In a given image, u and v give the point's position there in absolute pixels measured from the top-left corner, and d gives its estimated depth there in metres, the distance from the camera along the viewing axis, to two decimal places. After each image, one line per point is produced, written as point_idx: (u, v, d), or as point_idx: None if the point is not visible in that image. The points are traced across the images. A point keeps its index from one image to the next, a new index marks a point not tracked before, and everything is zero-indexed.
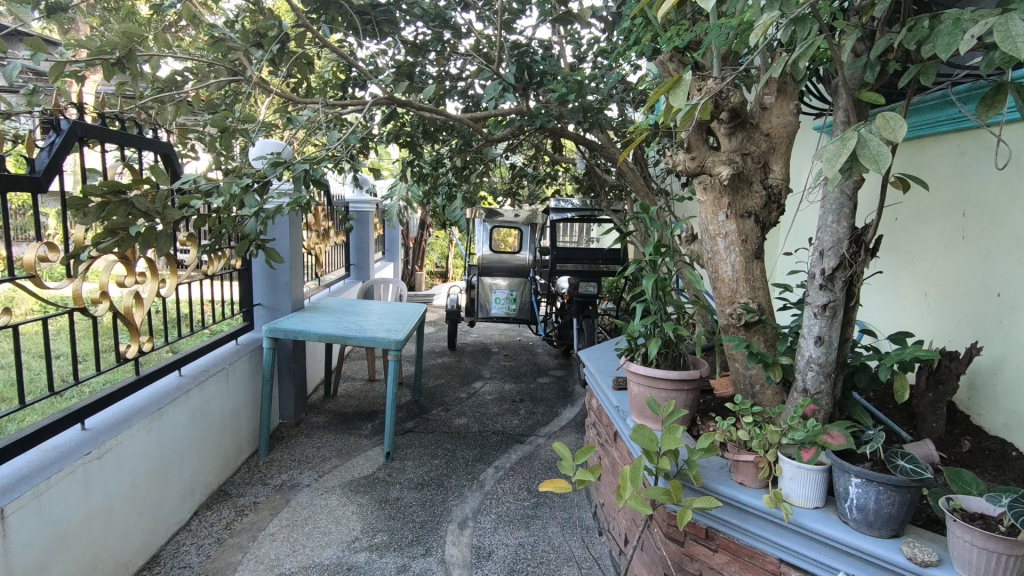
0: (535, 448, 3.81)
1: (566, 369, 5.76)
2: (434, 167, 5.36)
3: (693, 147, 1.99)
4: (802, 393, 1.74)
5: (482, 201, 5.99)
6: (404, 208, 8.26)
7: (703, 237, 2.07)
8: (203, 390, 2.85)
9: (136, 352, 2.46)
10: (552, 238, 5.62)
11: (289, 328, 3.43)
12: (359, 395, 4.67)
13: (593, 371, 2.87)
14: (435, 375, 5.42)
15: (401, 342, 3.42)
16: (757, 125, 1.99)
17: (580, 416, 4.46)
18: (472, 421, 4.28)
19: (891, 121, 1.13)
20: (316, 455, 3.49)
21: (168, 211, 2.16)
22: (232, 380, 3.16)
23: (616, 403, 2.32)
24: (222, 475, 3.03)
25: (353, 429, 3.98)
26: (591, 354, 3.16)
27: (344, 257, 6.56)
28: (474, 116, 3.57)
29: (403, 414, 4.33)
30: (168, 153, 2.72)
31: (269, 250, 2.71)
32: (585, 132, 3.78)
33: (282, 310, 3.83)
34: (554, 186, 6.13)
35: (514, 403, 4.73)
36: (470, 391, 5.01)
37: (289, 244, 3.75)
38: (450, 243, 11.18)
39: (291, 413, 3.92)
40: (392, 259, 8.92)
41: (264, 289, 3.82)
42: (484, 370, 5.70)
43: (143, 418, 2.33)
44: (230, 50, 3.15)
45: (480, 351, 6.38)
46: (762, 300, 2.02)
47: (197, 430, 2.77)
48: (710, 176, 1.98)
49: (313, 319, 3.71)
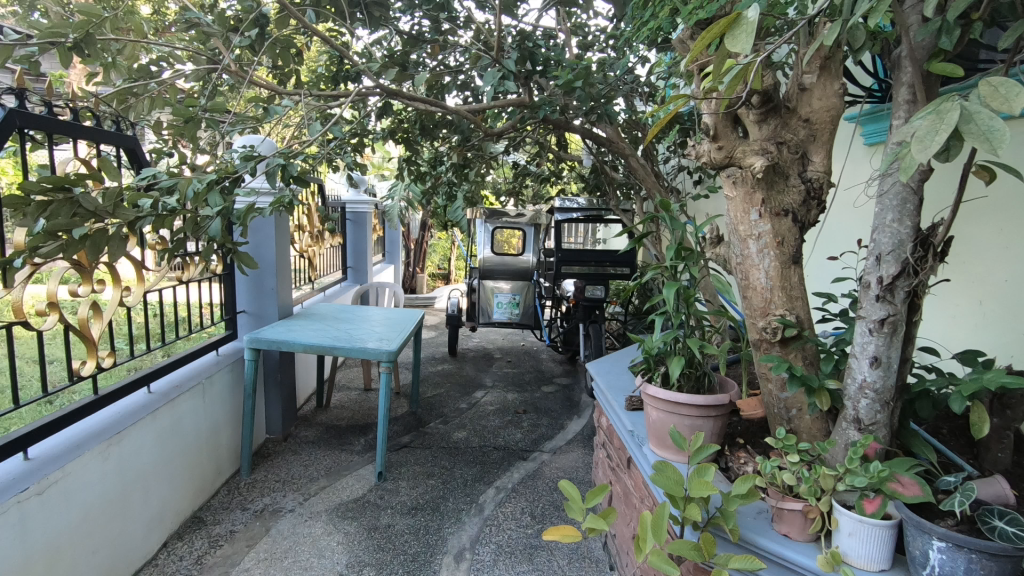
0: (539, 466, 3.54)
1: (572, 377, 5.49)
2: (432, 165, 5.10)
3: (720, 135, 1.72)
4: (856, 425, 1.47)
5: (483, 201, 5.75)
6: (404, 209, 8.02)
7: (731, 239, 1.80)
8: (175, 408, 2.60)
9: (93, 369, 2.20)
10: (558, 239, 5.19)
11: (272, 338, 3.17)
12: (353, 407, 4.42)
13: (603, 386, 2.60)
14: (434, 383, 5.16)
15: (394, 354, 3.14)
16: (794, 110, 1.72)
17: (587, 430, 4.19)
18: (473, 434, 4.02)
19: (1002, 87, 0.86)
20: (303, 475, 3.24)
21: (120, 209, 1.89)
22: (209, 396, 2.91)
23: (631, 427, 2.06)
24: (198, 499, 2.78)
25: (345, 444, 3.73)
26: (601, 366, 2.89)
27: (340, 259, 6.32)
28: (473, 108, 3.31)
29: (399, 427, 4.08)
30: (133, 148, 2.48)
31: (243, 258, 2.44)
32: (592, 125, 3.52)
33: (267, 318, 3.59)
34: (558, 186, 5.86)
35: (517, 414, 4.46)
36: (471, 401, 4.74)
37: (274, 248, 3.50)
38: (452, 245, 10.96)
39: (278, 428, 3.67)
40: (392, 261, 8.67)
41: (249, 295, 3.58)
42: (487, 378, 5.43)
43: (98, 445, 2.08)
44: (207, 37, 2.92)
45: (482, 357, 6.11)
46: (801, 311, 1.74)
47: (166, 452, 2.51)
48: (740, 169, 1.71)
49: (302, 327, 3.46)
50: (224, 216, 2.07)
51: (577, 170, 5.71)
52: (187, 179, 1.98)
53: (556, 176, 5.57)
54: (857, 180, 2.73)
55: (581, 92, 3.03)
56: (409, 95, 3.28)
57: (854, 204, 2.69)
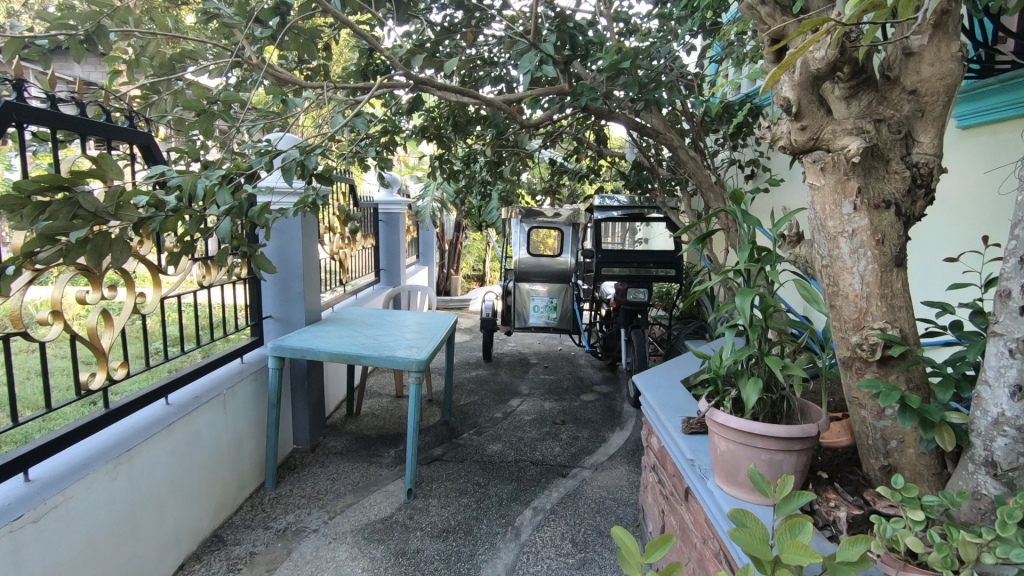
0: (580, 484, 3.28)
1: (613, 385, 5.19)
2: (466, 163, 4.91)
3: (804, 112, 1.43)
4: (989, 470, 1.17)
5: (518, 200, 5.51)
6: (438, 209, 7.87)
7: (816, 237, 1.51)
8: (192, 422, 2.45)
9: (103, 381, 2.06)
10: (597, 239, 4.91)
11: (297, 345, 2.99)
12: (384, 415, 4.25)
13: (653, 404, 2.33)
14: (468, 390, 4.97)
15: (424, 363, 2.92)
16: (896, 81, 1.43)
17: (630, 443, 3.91)
18: (508, 447, 3.79)
19: None
20: (330, 490, 3.07)
21: (122, 210, 1.71)
22: (230, 408, 2.76)
23: (691, 455, 1.78)
24: (218, 517, 2.63)
25: (374, 456, 3.55)
26: (649, 380, 2.62)
27: (373, 261, 6.20)
28: (508, 98, 3.09)
29: (431, 438, 3.89)
30: (149, 145, 2.33)
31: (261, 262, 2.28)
32: (636, 115, 3.24)
33: (294, 323, 3.45)
34: (597, 184, 5.59)
35: (554, 425, 4.20)
36: (506, 410, 4.51)
37: (302, 252, 3.35)
38: (487, 246, 10.79)
39: (306, 438, 3.52)
40: (426, 263, 8.53)
41: (276, 299, 3.45)
42: (523, 385, 5.18)
43: (105, 464, 1.93)
44: (229, 29, 2.78)
45: (518, 363, 5.88)
46: (905, 324, 1.44)
47: (182, 469, 2.37)
48: (829, 153, 1.42)
49: (329, 333, 3.29)
50: (231, 215, 1.89)
51: (617, 167, 5.43)
52: (195, 176, 1.80)
53: (594, 173, 5.30)
54: (1000, 162, 2.11)
55: (623, 75, 2.76)
56: (439, 85, 3.07)
57: (979, 193, 2.23)
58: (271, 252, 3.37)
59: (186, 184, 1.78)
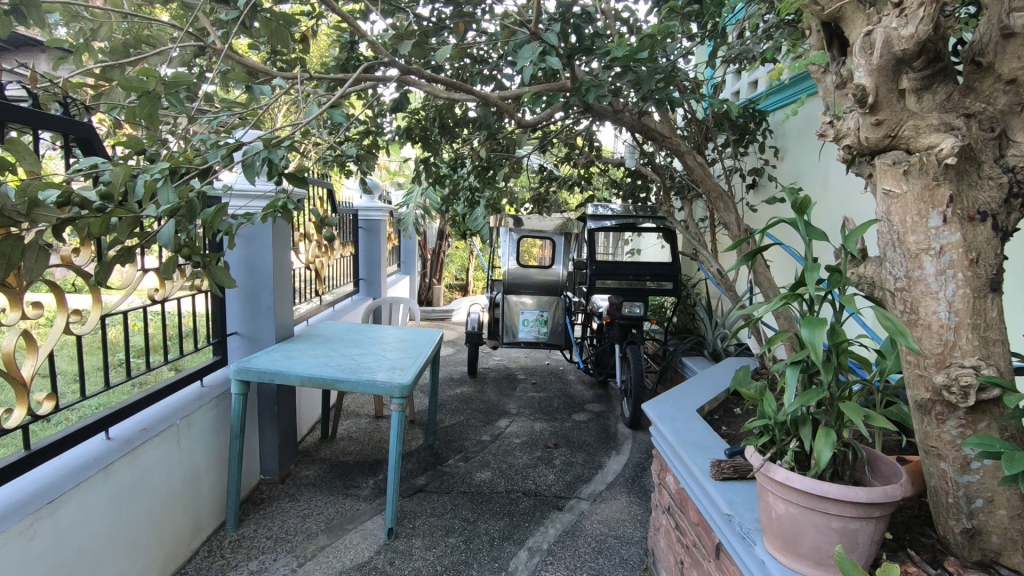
0: (578, 518, 3.00)
1: (606, 403, 4.92)
2: (452, 167, 4.63)
3: (881, 104, 1.19)
4: None
5: (506, 207, 5.24)
6: (421, 217, 7.56)
7: (889, 254, 1.26)
8: (137, 461, 2.10)
9: (23, 418, 1.72)
10: (592, 250, 4.63)
11: (264, 367, 2.66)
12: (363, 438, 3.92)
13: (669, 439, 2.05)
14: (452, 409, 4.66)
15: (408, 388, 2.61)
16: (988, 69, 1.21)
17: (629, 469, 3.64)
18: (498, 475, 3.49)
19: None
20: (300, 530, 2.73)
21: (38, 210, 1.33)
22: (185, 442, 2.42)
23: (728, 510, 1.50)
24: (168, 568, 2.28)
25: (351, 487, 3.22)
26: (661, 410, 2.34)
27: (352, 270, 5.86)
28: (502, 95, 2.82)
29: (414, 465, 3.57)
30: (88, 139, 2.00)
31: (216, 276, 1.86)
32: (641, 117, 2.99)
33: (263, 341, 3.12)
34: (589, 192, 5.36)
35: (546, 449, 3.91)
36: (494, 432, 4.21)
37: (273, 261, 3.04)
38: (471, 254, 10.50)
39: (275, 468, 3.17)
40: (408, 272, 8.22)
41: (243, 313, 3.11)
42: (510, 404, 4.88)
43: (19, 523, 1.59)
44: (191, 11, 2.47)
45: (505, 379, 5.58)
46: (999, 361, 1.20)
47: (122, 518, 2.02)
48: (912, 153, 1.18)
49: (301, 353, 2.96)
50: (177, 218, 1.56)
51: (609, 174, 5.21)
52: (128, 169, 1.44)
53: (586, 181, 5.08)
54: None
55: (632, 72, 2.52)
56: (430, 77, 2.81)
57: None
58: (238, 261, 3.04)
59: (117, 178, 1.43)
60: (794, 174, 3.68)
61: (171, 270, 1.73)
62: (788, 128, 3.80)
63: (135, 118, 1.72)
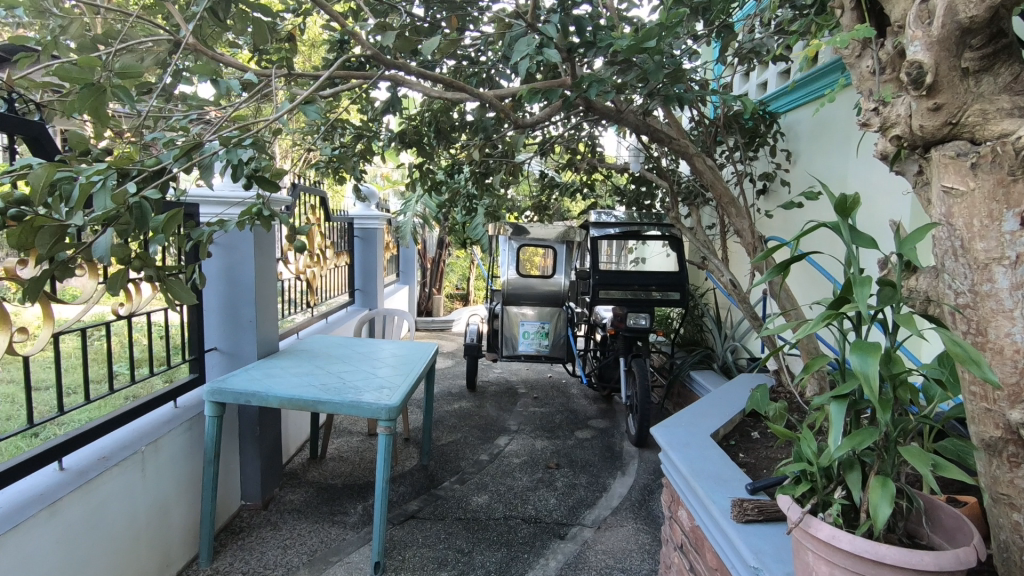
0: (581, 549, 2.78)
1: (610, 419, 4.71)
2: (449, 173, 4.45)
3: (941, 87, 1.07)
4: None
5: (506, 215, 5.06)
6: (420, 225, 7.38)
7: (952, 260, 1.13)
8: (93, 494, 1.90)
9: None
10: (595, 258, 4.42)
11: (240, 388, 2.45)
12: (354, 458, 3.71)
13: (683, 470, 1.84)
14: (450, 426, 4.44)
15: (395, 409, 2.40)
16: None
17: (635, 492, 3.42)
18: (495, 498, 3.28)
19: None
20: (280, 563, 2.52)
21: None
22: (151, 470, 2.21)
23: (755, 562, 1.29)
24: None
25: (339, 513, 3.01)
26: (671, 435, 2.13)
27: (347, 280, 5.67)
28: (499, 94, 2.63)
29: (407, 487, 3.36)
30: (38, 136, 1.80)
31: (174, 289, 1.57)
32: (647, 118, 2.80)
33: (244, 357, 2.93)
34: (591, 200, 5.18)
35: (547, 470, 3.69)
36: (492, 451, 4.00)
37: (254, 272, 2.85)
38: (472, 264, 10.31)
39: (256, 493, 2.97)
40: (406, 282, 8.04)
41: (222, 328, 2.92)
42: (511, 420, 4.67)
43: None
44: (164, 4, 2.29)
45: (505, 393, 5.36)
46: None
47: (72, 560, 1.81)
48: (978, 144, 1.07)
49: (283, 370, 2.76)
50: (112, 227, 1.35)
51: (612, 181, 5.03)
52: (50, 169, 1.23)
53: (588, 187, 4.90)
54: None
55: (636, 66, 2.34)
56: (415, 69, 2.55)
57: None
58: (217, 272, 2.86)
59: (40, 180, 1.21)
60: (807, 177, 3.48)
61: (118, 283, 1.49)
62: (800, 129, 3.62)
63: (79, 114, 1.52)
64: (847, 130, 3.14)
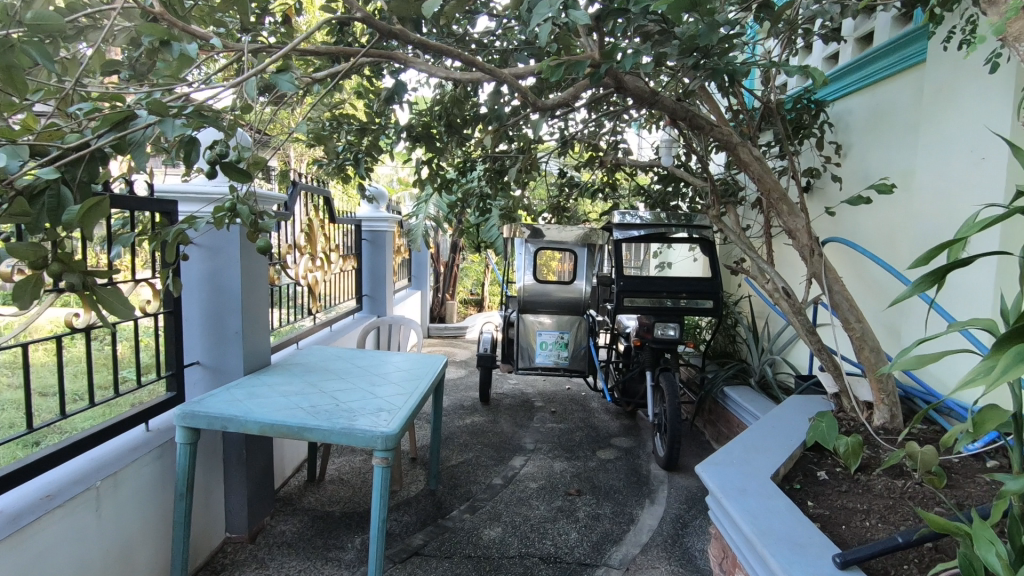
0: None
1: (635, 438, 4.33)
2: (461, 171, 4.13)
3: None
4: None
5: (522, 217, 4.73)
6: (432, 228, 7.07)
7: None
8: (25, 544, 1.58)
9: None
10: (618, 263, 4.04)
11: (217, 411, 2.12)
12: (356, 481, 3.39)
13: (746, 529, 1.49)
14: (461, 444, 4.11)
15: (393, 438, 2.06)
16: None
17: (666, 526, 3.03)
18: (510, 532, 2.92)
19: None
20: None
21: None
22: (109, 509, 1.90)
23: None
24: None
25: (334, 549, 2.68)
26: (723, 475, 1.77)
27: (353, 285, 5.37)
28: (516, 72, 2.28)
29: (411, 517, 3.02)
30: None
31: (108, 301, 1.26)
32: (688, 100, 2.43)
33: (228, 373, 2.63)
34: (613, 201, 4.82)
35: (567, 498, 3.33)
36: (507, 473, 3.64)
37: (241, 277, 2.55)
38: (486, 269, 9.99)
39: (242, 525, 2.65)
40: (418, 287, 7.75)
41: (205, 340, 2.62)
42: (527, 438, 4.31)
43: None
44: None
45: (521, 407, 5.01)
46: None
47: None
48: None
49: (269, 390, 2.43)
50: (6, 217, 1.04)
51: (637, 179, 4.67)
52: None
53: (611, 187, 4.55)
54: None
55: (677, 35, 1.97)
56: (419, 37, 2.16)
57: None
58: (199, 278, 2.56)
59: None
60: (864, 172, 3.07)
61: (26, 294, 1.18)
62: (852, 119, 3.22)
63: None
64: (912, 116, 2.75)
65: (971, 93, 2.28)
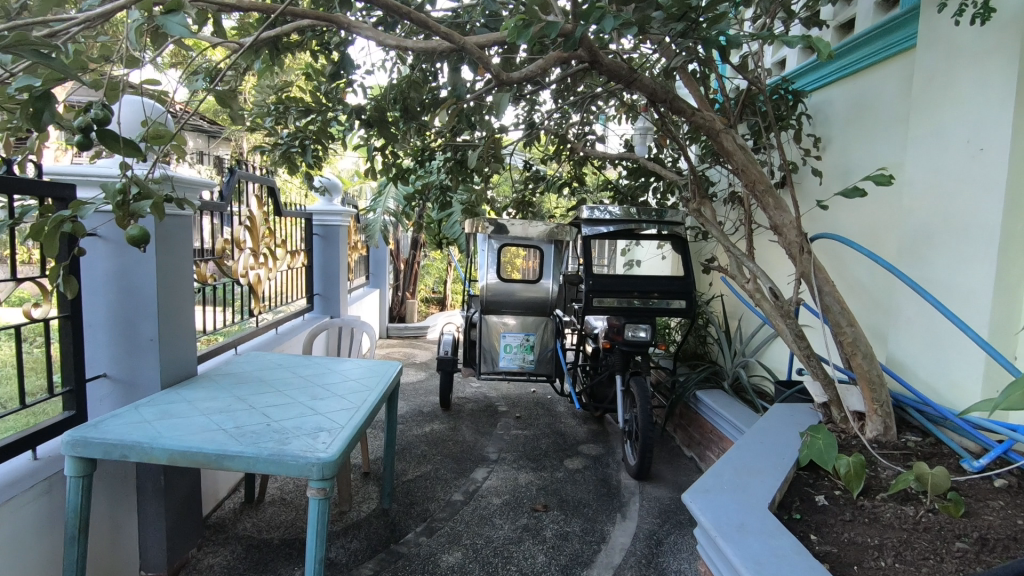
0: None
1: (604, 444, 4.11)
2: (419, 161, 3.82)
3: None
4: None
5: (485, 211, 4.45)
6: (390, 223, 6.71)
7: None
8: None
9: None
10: (586, 261, 3.80)
11: (117, 436, 1.77)
12: (299, 501, 3.05)
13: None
14: (419, 455, 3.81)
15: (331, 465, 1.75)
16: None
17: (640, 545, 2.81)
18: (471, 557, 2.64)
19: None
20: None
21: None
22: None
23: None
24: None
25: None
26: (713, 505, 1.54)
27: (303, 282, 4.99)
28: (477, 41, 2.00)
29: (361, 543, 2.71)
30: None
31: None
32: (668, 80, 2.18)
33: (142, 387, 2.26)
34: (581, 196, 4.59)
35: (533, 515, 3.07)
36: (468, 488, 3.36)
37: (155, 276, 2.19)
38: (448, 266, 9.66)
39: (159, 562, 2.29)
40: (376, 285, 7.39)
41: (113, 349, 2.24)
42: (490, 446, 4.04)
43: None
44: None
45: (484, 413, 4.73)
46: None
47: None
48: None
49: (187, 408, 2.08)
50: None
51: (605, 173, 4.45)
52: None
53: (579, 180, 4.32)
54: None
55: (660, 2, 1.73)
56: None
57: None
58: (105, 276, 2.19)
59: None
60: (847, 164, 2.90)
61: None
62: (833, 109, 3.05)
63: None
64: (901, 104, 2.58)
65: (970, 79, 2.12)
